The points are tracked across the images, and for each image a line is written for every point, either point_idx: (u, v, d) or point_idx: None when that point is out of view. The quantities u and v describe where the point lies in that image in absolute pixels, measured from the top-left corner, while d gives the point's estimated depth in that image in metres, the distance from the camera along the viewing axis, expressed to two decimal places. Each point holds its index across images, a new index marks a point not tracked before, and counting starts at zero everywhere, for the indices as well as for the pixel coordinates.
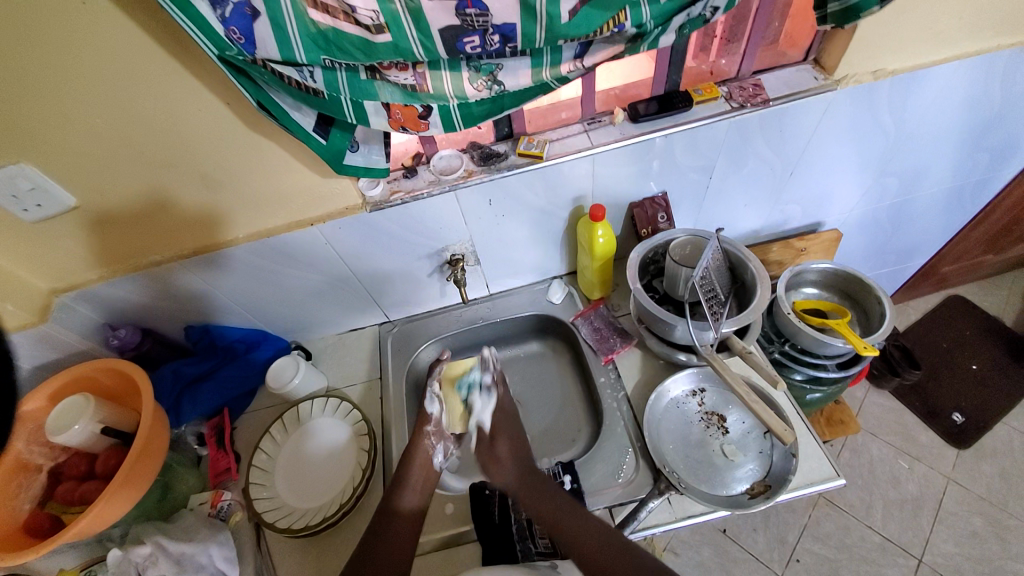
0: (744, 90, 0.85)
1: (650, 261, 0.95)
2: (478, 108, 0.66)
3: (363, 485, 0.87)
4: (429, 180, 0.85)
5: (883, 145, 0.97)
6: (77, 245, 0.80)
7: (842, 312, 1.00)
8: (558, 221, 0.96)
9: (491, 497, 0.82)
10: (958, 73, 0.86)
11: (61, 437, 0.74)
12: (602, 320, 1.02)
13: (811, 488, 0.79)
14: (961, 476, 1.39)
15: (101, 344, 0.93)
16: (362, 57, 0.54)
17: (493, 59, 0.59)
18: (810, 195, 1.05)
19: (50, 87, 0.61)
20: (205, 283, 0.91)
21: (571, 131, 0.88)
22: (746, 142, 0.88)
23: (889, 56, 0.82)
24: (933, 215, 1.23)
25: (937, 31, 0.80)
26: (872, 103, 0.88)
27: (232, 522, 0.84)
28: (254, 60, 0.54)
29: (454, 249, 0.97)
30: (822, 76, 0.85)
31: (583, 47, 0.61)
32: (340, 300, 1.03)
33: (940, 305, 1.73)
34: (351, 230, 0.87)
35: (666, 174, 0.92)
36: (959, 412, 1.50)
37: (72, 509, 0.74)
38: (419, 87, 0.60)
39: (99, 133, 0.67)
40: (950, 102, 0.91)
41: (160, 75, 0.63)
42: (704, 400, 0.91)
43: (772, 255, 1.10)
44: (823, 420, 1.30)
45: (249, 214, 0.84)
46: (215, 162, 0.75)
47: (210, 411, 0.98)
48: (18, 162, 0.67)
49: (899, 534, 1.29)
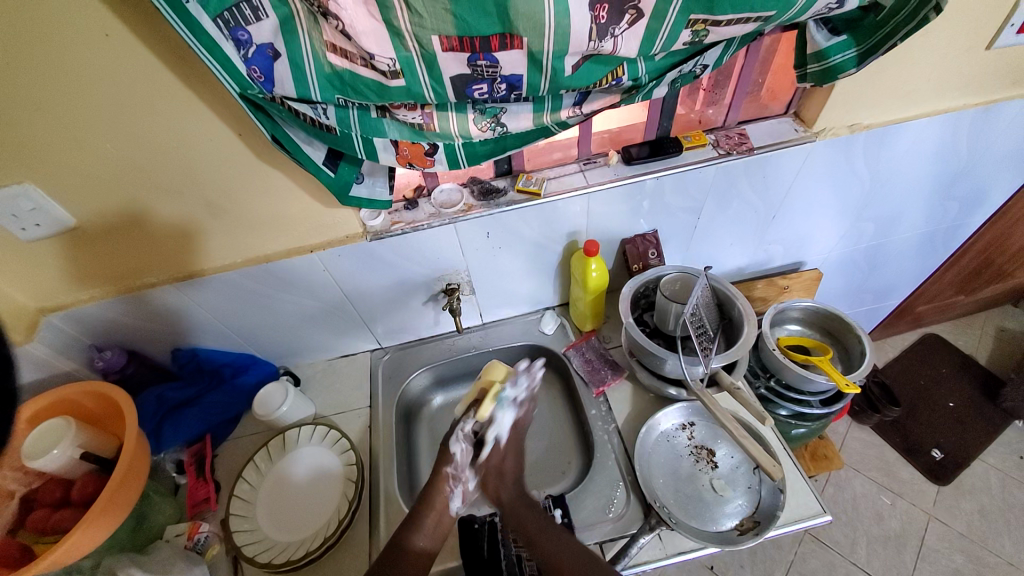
0: (730, 138, 0.91)
1: (642, 295, 0.98)
2: (482, 147, 0.70)
3: (350, 517, 0.84)
4: (429, 212, 0.88)
5: (860, 192, 1.03)
6: (71, 266, 0.80)
7: (824, 349, 1.03)
8: (553, 254, 0.99)
9: (481, 531, 0.81)
10: (927, 128, 0.93)
11: (37, 462, 0.72)
12: (593, 351, 1.03)
13: (799, 525, 0.80)
14: (942, 513, 1.40)
15: (84, 366, 0.91)
16: (375, 97, 0.57)
17: (497, 103, 0.62)
18: (792, 236, 1.10)
19: (63, 112, 0.62)
20: (200, 306, 0.91)
21: (567, 170, 0.92)
22: (732, 186, 0.93)
23: (864, 112, 0.89)
24: (907, 258, 1.29)
25: (906, 91, 0.87)
26: (849, 153, 0.94)
27: (209, 556, 0.82)
28: (272, 97, 0.57)
29: (451, 279, 0.99)
30: (802, 128, 0.91)
31: (582, 96, 0.65)
32: (332, 326, 1.03)
33: (916, 343, 1.79)
34: (351, 257, 0.89)
35: (656, 213, 0.96)
36: (938, 449, 1.54)
37: (45, 538, 0.71)
38: (426, 126, 0.62)
39: (109, 156, 0.68)
40: (920, 154, 0.98)
41: (175, 105, 0.65)
42: (694, 433, 0.92)
43: (757, 292, 1.14)
44: (808, 455, 1.32)
45: (250, 240, 0.85)
46: (221, 189, 0.76)
47: (192, 437, 0.95)
48: (20, 182, 0.67)
49: (883, 571, 1.29)
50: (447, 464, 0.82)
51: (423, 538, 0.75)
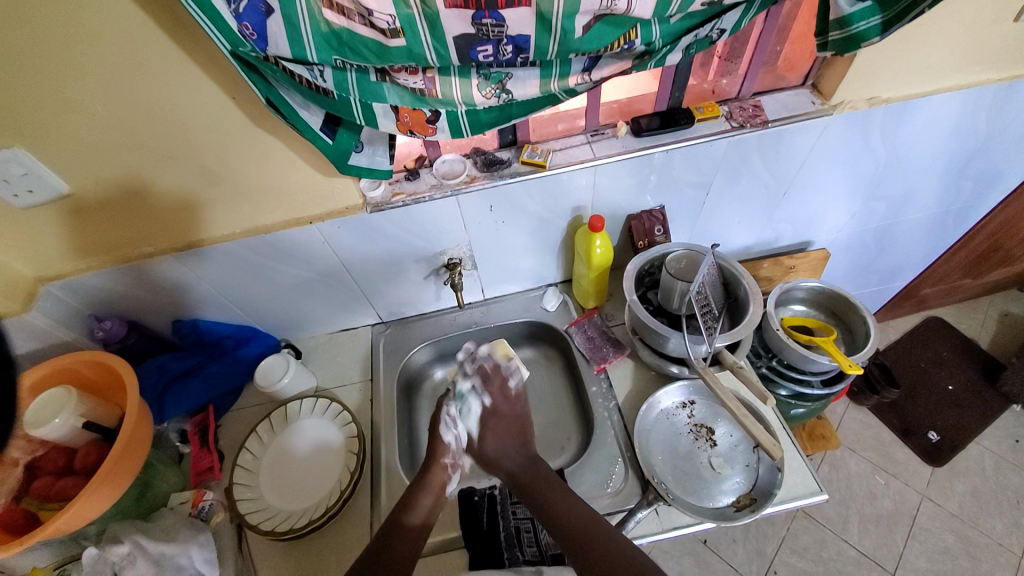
0: (744, 110, 0.88)
1: (646, 272, 0.97)
2: (486, 115, 0.67)
3: (351, 488, 0.85)
4: (431, 183, 0.85)
5: (874, 169, 1.00)
6: (67, 236, 0.78)
7: (828, 329, 1.02)
8: (556, 230, 0.97)
9: (480, 503, 0.82)
10: (947, 103, 0.89)
11: (39, 430, 0.72)
12: (595, 328, 1.02)
13: (796, 502, 0.81)
14: (934, 493, 1.42)
15: (83, 336, 0.91)
16: (375, 59, 0.54)
17: (502, 68, 0.59)
18: (802, 214, 1.07)
19: (50, 73, 0.59)
20: (198, 277, 0.90)
21: (573, 142, 0.89)
22: (743, 161, 0.90)
23: (882, 85, 0.85)
24: (917, 239, 1.27)
25: (928, 63, 0.83)
26: (866, 129, 0.91)
27: (213, 523, 0.82)
28: (266, 56, 0.54)
29: (452, 254, 0.97)
30: (818, 101, 0.87)
31: (592, 61, 0.62)
32: (332, 299, 1.02)
33: (919, 327, 1.78)
34: (351, 230, 0.87)
35: (663, 189, 0.93)
36: (934, 431, 1.55)
37: (48, 505, 0.72)
38: (428, 92, 0.60)
39: (101, 121, 0.66)
40: (938, 131, 0.95)
41: (167, 67, 0.62)
42: (694, 412, 0.92)
43: (762, 272, 1.13)
44: (804, 434, 1.32)
45: (244, 211, 0.83)
46: (217, 157, 0.74)
47: (194, 407, 0.96)
48: (9, 147, 0.65)
49: (874, 548, 1.32)
50: (442, 454, 0.80)
51: (414, 513, 0.75)
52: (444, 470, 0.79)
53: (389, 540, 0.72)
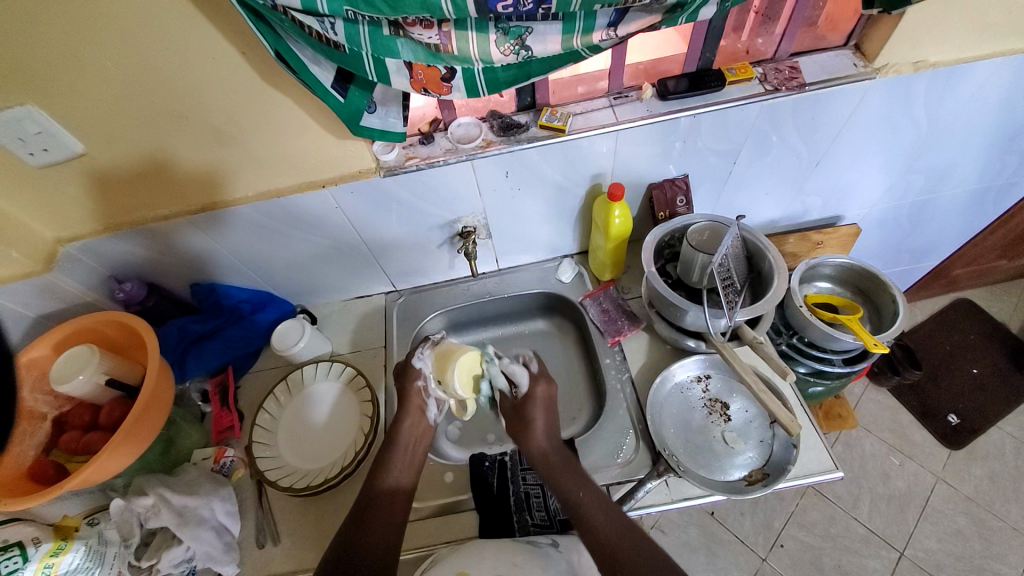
0: (780, 73, 0.82)
1: (666, 245, 0.94)
2: (504, 73, 0.64)
3: (365, 450, 0.87)
4: (446, 147, 0.83)
5: (914, 140, 0.93)
6: (85, 196, 0.79)
7: (853, 308, 0.99)
8: (574, 199, 0.94)
9: (490, 469, 0.84)
10: (1000, 70, 0.82)
11: (64, 387, 0.74)
12: (610, 301, 1.01)
13: (810, 479, 0.80)
14: (949, 476, 1.40)
15: (105, 297, 0.92)
16: (387, 10, 0.51)
17: (522, 21, 0.56)
18: (834, 187, 1.02)
19: (55, 25, 0.58)
20: (215, 241, 0.90)
21: (595, 105, 0.85)
22: (775, 128, 0.86)
23: (933, 46, 0.78)
24: (953, 216, 1.20)
25: (984, 24, 0.76)
26: (909, 97, 0.84)
27: (236, 477, 0.88)
28: (274, 6, 0.52)
29: (467, 222, 0.95)
30: (861, 64, 0.81)
31: (618, 15, 0.58)
32: (346, 265, 1.01)
33: (947, 309, 1.72)
34: (364, 195, 0.86)
35: (687, 157, 0.89)
36: (955, 414, 1.51)
37: (76, 458, 0.76)
38: (443, 48, 0.57)
39: (111, 80, 0.64)
40: (990, 99, 0.87)
41: (175, 20, 0.60)
42: (709, 386, 0.91)
43: (788, 247, 1.08)
44: (821, 414, 1.30)
45: (259, 174, 0.82)
46: (229, 119, 0.73)
47: (215, 368, 0.98)
48: (22, 104, 0.64)
49: (883, 527, 1.31)
50: (415, 377, 0.84)
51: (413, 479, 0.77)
52: (418, 395, 0.83)
53: (377, 498, 0.73)
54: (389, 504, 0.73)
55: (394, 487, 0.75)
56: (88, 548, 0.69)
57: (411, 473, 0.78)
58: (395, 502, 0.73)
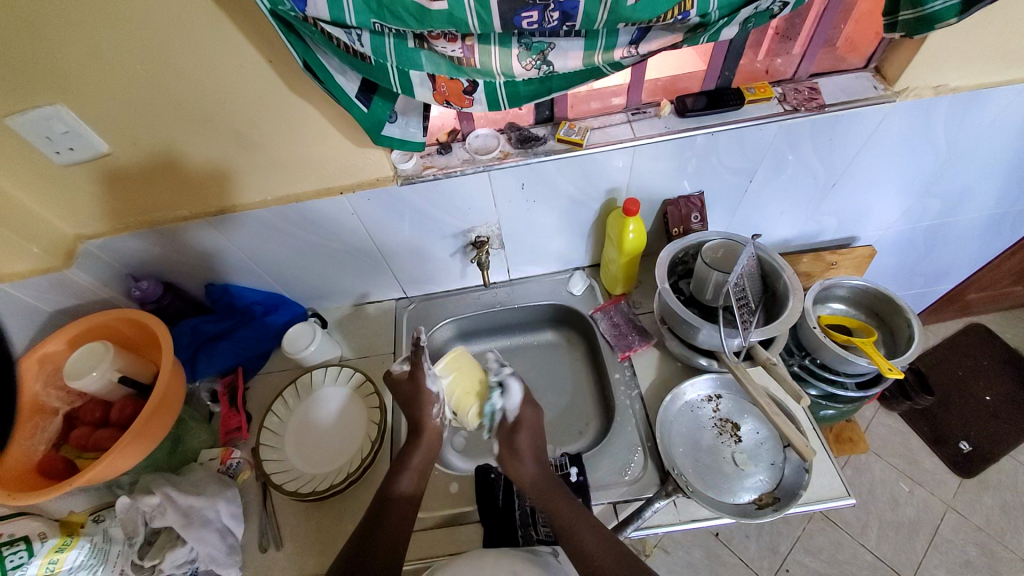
0: (799, 93, 0.82)
1: (680, 261, 0.94)
2: (525, 88, 0.65)
3: (371, 457, 0.87)
4: (463, 158, 0.84)
5: (933, 164, 0.92)
6: (107, 194, 0.80)
7: (868, 331, 0.98)
8: (588, 212, 0.95)
9: (496, 481, 0.83)
10: (1022, 96, 0.81)
11: (77, 382, 0.75)
12: (622, 315, 1.01)
13: (821, 505, 0.78)
14: (961, 506, 1.37)
15: (121, 294, 0.94)
16: (414, 24, 0.52)
17: (545, 37, 0.57)
18: (850, 208, 1.01)
19: (89, 29, 0.59)
20: (231, 242, 0.91)
21: (613, 120, 0.85)
22: (792, 148, 0.85)
23: (954, 71, 0.78)
24: (971, 241, 1.18)
25: (1007, 51, 0.76)
26: (929, 120, 0.84)
27: (241, 479, 0.87)
28: (304, 17, 0.53)
29: (480, 231, 0.96)
30: (881, 86, 0.81)
31: (641, 33, 0.58)
32: (358, 271, 1.02)
33: (961, 334, 1.69)
34: (380, 202, 0.86)
35: (703, 174, 0.89)
36: (968, 441, 1.48)
37: (86, 454, 0.77)
38: (466, 61, 0.57)
39: (139, 83, 0.66)
40: (1011, 124, 0.87)
41: (203, 28, 0.62)
42: (720, 406, 0.90)
43: (802, 266, 1.07)
44: (831, 437, 1.28)
45: (278, 179, 0.83)
46: (252, 123, 0.74)
47: (225, 369, 0.98)
48: (52, 104, 0.66)
49: (892, 555, 1.28)
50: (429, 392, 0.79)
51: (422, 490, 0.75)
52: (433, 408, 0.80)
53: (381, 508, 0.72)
54: (404, 514, 0.72)
55: (405, 491, 0.74)
56: (92, 546, 0.71)
57: (421, 479, 0.77)
58: (402, 510, 0.72)
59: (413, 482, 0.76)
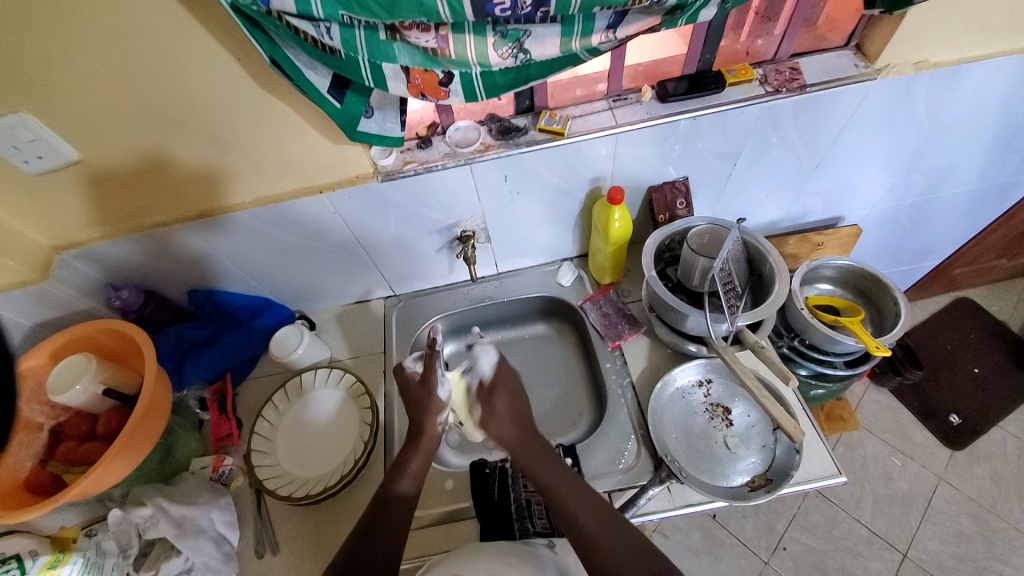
0: (780, 74, 0.82)
1: (666, 248, 0.94)
2: (501, 77, 0.63)
3: (364, 458, 0.86)
4: (444, 152, 0.82)
5: (916, 140, 0.92)
6: (81, 203, 0.78)
7: (855, 310, 0.98)
8: (574, 203, 0.94)
9: (491, 475, 0.83)
10: (1002, 69, 0.81)
11: (61, 397, 0.74)
12: (611, 305, 1.00)
13: (814, 484, 0.79)
14: (952, 477, 1.39)
15: (101, 305, 0.92)
16: (383, 14, 0.50)
17: (520, 24, 0.55)
18: (835, 188, 1.01)
19: (48, 32, 0.57)
20: (212, 247, 0.89)
21: (594, 107, 0.84)
22: (775, 130, 0.85)
23: (933, 46, 0.78)
24: (955, 215, 1.19)
25: (986, 23, 0.75)
26: (910, 96, 0.83)
27: (233, 487, 0.86)
28: (268, 11, 0.52)
29: (466, 226, 0.95)
30: (862, 64, 0.81)
31: (618, 17, 0.57)
32: (344, 270, 1.00)
33: (949, 308, 1.71)
34: (361, 200, 0.85)
35: (687, 159, 0.88)
36: (956, 414, 1.50)
37: (73, 469, 0.75)
38: (440, 52, 0.56)
39: (105, 86, 0.64)
40: (992, 98, 0.87)
41: (168, 26, 0.59)
42: (711, 391, 0.91)
43: (789, 248, 1.08)
44: (823, 416, 1.29)
45: (256, 179, 0.81)
46: (226, 123, 0.72)
47: (212, 376, 0.97)
48: (16, 112, 0.64)
49: (886, 529, 1.30)
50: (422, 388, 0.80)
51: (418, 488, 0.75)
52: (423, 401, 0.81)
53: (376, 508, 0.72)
54: (401, 512, 0.71)
55: (401, 490, 0.73)
56: (86, 560, 0.70)
57: (414, 476, 0.76)
58: (398, 510, 0.72)
59: (408, 480, 0.75)
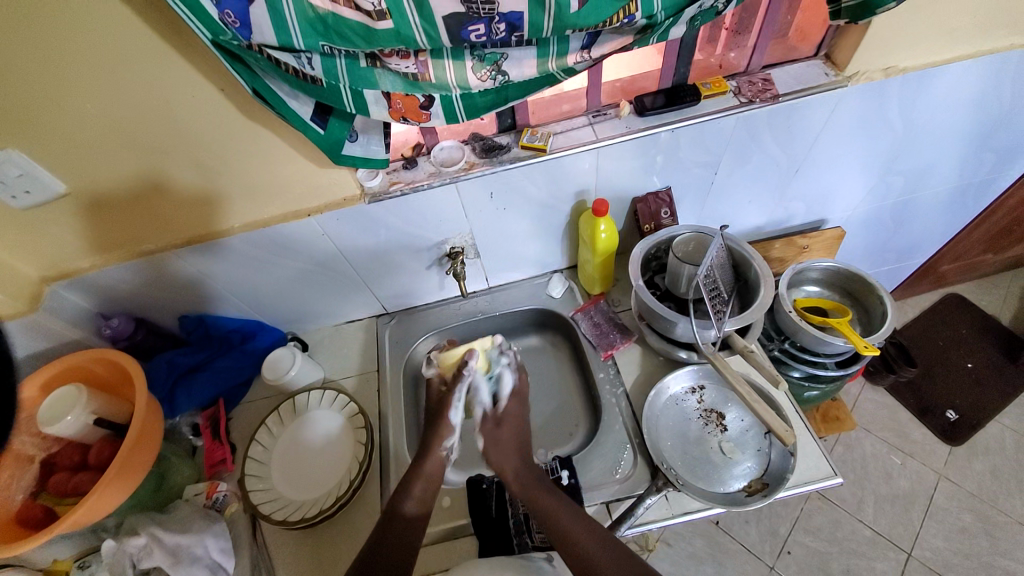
0: (753, 85, 0.84)
1: (653, 257, 0.95)
2: (481, 98, 0.65)
3: (359, 479, 0.86)
4: (429, 171, 0.84)
5: (891, 142, 0.95)
6: (70, 234, 0.79)
7: (843, 311, 0.99)
8: (560, 216, 0.95)
9: (489, 491, 0.83)
10: (968, 71, 0.84)
11: (53, 428, 0.73)
12: (601, 315, 1.01)
13: (810, 486, 0.79)
14: (952, 473, 1.40)
15: (92, 334, 0.92)
16: (363, 44, 0.52)
17: (498, 47, 0.57)
18: (816, 191, 1.03)
19: (35, 71, 0.58)
20: (203, 272, 0.89)
21: (575, 123, 0.86)
22: (753, 139, 0.87)
23: (900, 53, 0.81)
24: (936, 213, 1.22)
25: (949, 29, 0.78)
26: (882, 100, 0.86)
27: (228, 513, 0.85)
28: (249, 45, 0.53)
29: (455, 242, 0.96)
30: (832, 72, 0.83)
31: (591, 38, 0.59)
32: (335, 291, 1.01)
33: (938, 304, 1.73)
34: (350, 221, 0.86)
35: (669, 169, 0.90)
36: (953, 410, 1.51)
37: (65, 500, 0.74)
38: (421, 76, 0.58)
39: (93, 120, 0.65)
40: (961, 99, 0.89)
41: (154, 61, 0.61)
42: (704, 397, 0.91)
43: (774, 252, 1.09)
44: (819, 417, 1.30)
45: (245, 205, 0.82)
46: (213, 151, 0.73)
47: (205, 401, 0.97)
48: (3, 148, 0.64)
49: (889, 528, 1.30)
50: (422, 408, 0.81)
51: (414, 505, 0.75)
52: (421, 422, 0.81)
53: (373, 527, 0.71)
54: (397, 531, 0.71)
55: (397, 507, 0.73)
56: None
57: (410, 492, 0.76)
58: (396, 529, 0.71)
59: (405, 498, 0.75)
